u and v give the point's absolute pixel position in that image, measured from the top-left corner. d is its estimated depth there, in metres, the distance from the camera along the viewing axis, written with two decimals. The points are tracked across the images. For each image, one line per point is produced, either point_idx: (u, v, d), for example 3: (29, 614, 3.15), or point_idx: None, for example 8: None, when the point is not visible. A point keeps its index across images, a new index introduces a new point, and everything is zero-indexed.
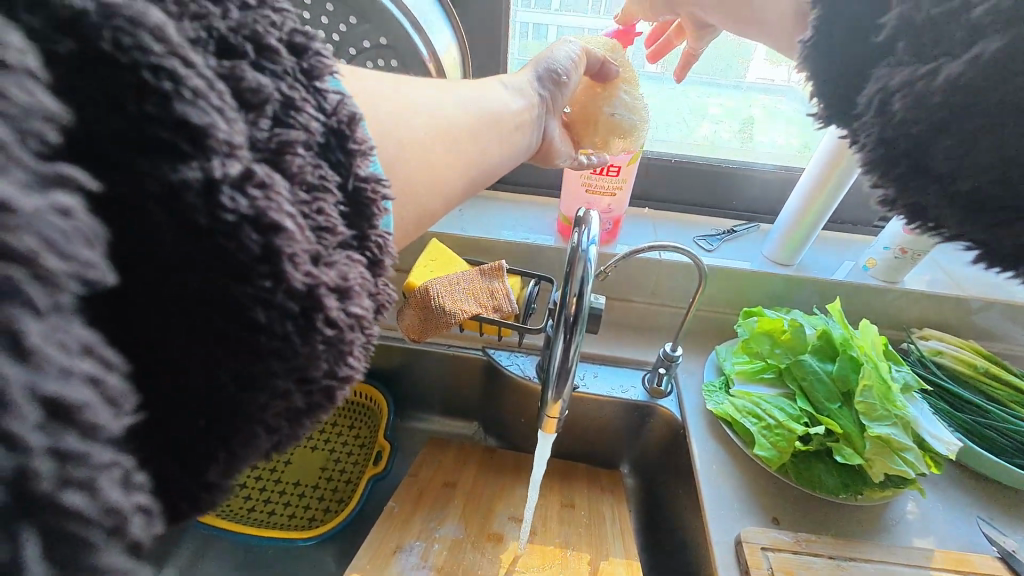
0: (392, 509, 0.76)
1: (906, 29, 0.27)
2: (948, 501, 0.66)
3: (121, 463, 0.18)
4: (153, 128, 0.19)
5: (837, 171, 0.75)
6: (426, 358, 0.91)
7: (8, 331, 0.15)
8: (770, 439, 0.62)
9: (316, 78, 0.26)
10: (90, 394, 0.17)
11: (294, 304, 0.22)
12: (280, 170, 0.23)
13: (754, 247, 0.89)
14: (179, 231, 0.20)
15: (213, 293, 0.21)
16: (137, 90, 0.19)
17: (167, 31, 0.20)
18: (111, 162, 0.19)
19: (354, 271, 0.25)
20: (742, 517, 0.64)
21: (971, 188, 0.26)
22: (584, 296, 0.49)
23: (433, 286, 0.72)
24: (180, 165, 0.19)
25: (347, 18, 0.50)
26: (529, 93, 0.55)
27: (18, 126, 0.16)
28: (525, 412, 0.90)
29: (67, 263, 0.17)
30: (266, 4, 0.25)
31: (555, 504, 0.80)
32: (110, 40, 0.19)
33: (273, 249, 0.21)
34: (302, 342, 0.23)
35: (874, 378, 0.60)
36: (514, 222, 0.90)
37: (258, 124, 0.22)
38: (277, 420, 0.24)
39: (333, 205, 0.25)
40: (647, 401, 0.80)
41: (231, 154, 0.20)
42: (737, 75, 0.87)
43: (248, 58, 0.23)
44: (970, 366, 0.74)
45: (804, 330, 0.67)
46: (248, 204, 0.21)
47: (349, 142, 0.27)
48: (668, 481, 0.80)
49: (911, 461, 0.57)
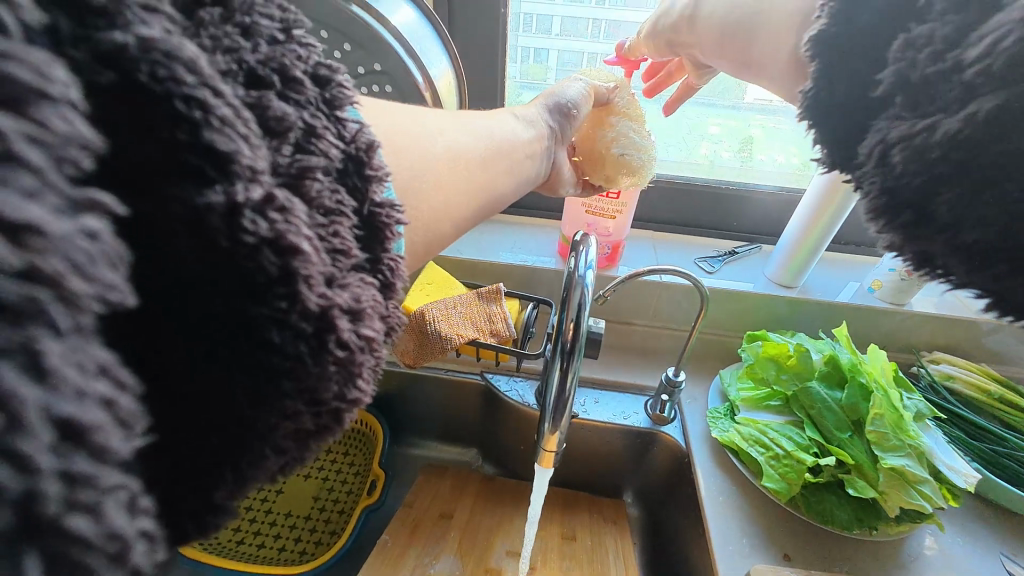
0: (385, 543, 0.74)
1: (902, 85, 0.27)
2: (968, 536, 0.63)
3: (129, 486, 0.16)
4: (184, 154, 0.18)
5: (837, 199, 0.75)
6: (424, 383, 0.89)
7: (27, 350, 0.14)
8: (778, 470, 0.60)
9: (336, 108, 0.25)
10: (105, 415, 0.16)
11: (307, 325, 0.21)
12: (300, 194, 0.22)
13: (756, 268, 0.87)
14: (201, 253, 0.19)
15: (230, 311, 0.20)
16: (172, 120, 0.18)
17: (201, 62, 0.19)
18: (138, 188, 0.18)
19: (367, 293, 0.24)
20: (752, 553, 0.61)
21: (976, 239, 0.25)
22: (580, 322, 0.48)
23: (430, 311, 0.71)
24: (205, 190, 0.18)
25: (342, 45, 0.50)
26: (540, 124, 0.55)
27: (56, 153, 0.15)
28: (524, 439, 0.87)
29: (91, 284, 0.15)
30: (293, 38, 0.24)
31: (555, 537, 0.77)
32: (148, 72, 0.17)
33: (290, 270, 0.20)
34: (313, 362, 0.21)
35: (886, 406, 0.58)
36: (513, 244, 0.89)
37: (281, 150, 0.22)
38: (287, 440, 0.23)
39: (349, 228, 0.24)
40: (649, 427, 0.78)
41: (256, 180, 0.19)
42: (735, 96, 0.86)
43: (275, 89, 0.22)
44: (983, 392, 0.72)
45: (810, 355, 0.65)
46: (268, 228, 0.19)
47: (366, 168, 0.26)
48: (673, 511, 0.77)
49: (927, 495, 0.54)
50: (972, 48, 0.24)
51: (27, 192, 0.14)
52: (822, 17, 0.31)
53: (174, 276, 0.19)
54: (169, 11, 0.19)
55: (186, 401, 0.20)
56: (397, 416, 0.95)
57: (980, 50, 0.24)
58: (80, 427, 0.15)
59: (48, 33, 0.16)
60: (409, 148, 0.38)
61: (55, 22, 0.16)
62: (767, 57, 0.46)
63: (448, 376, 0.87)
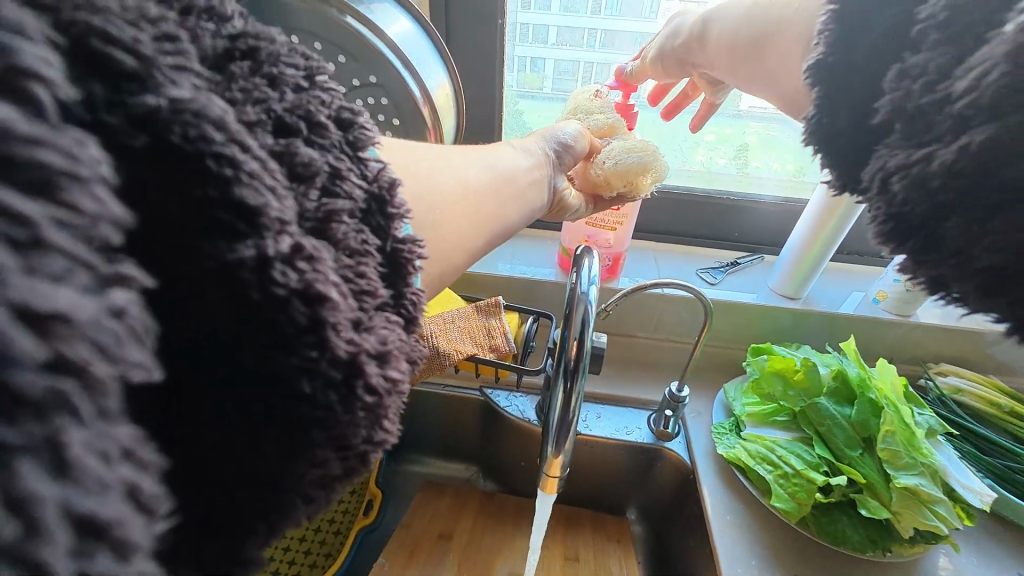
0: (382, 565, 0.71)
1: (900, 113, 0.26)
2: (985, 556, 0.61)
3: (149, 574, 0.15)
4: (213, 211, 0.18)
5: (835, 214, 0.74)
6: (422, 398, 0.87)
7: (51, 443, 0.13)
8: (787, 489, 0.58)
9: (360, 149, 0.24)
10: (125, 508, 0.14)
11: (336, 372, 0.20)
12: (326, 239, 0.21)
13: (760, 279, 0.86)
14: (232, 308, 0.18)
15: (261, 365, 0.19)
16: (199, 176, 0.17)
17: (229, 118, 0.19)
18: (166, 246, 0.17)
19: (394, 334, 0.22)
20: (761, 574, 0.59)
21: (993, 265, 0.23)
22: (585, 340, 0.46)
23: (427, 327, 0.69)
24: (236, 243, 0.18)
25: (336, 57, 0.49)
26: (539, 152, 0.54)
27: (85, 234, 0.14)
28: (526, 456, 0.85)
29: (114, 365, 0.15)
30: (316, 84, 0.23)
31: (558, 559, 0.75)
32: (181, 134, 0.17)
33: (319, 319, 0.19)
34: (344, 410, 0.20)
35: (897, 422, 0.56)
36: (511, 256, 0.87)
37: (308, 194, 0.21)
38: (314, 487, 0.21)
39: (375, 267, 0.23)
40: (653, 443, 0.76)
41: (285, 232, 0.19)
42: (732, 104, 0.85)
43: (302, 135, 0.22)
44: (992, 405, 0.70)
45: (818, 370, 0.63)
46: (298, 278, 0.19)
47: (389, 207, 0.24)
48: (678, 529, 0.75)
49: (943, 515, 0.53)
50: (959, 80, 0.23)
51: (55, 277, 0.14)
52: (819, 45, 0.31)
53: (208, 331, 0.18)
54: (197, 68, 0.19)
55: (220, 462, 0.19)
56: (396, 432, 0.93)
57: (968, 82, 0.23)
58: (99, 525, 0.14)
59: (85, 104, 0.16)
60: (421, 188, 0.37)
61: (91, 92, 0.16)
62: (782, 71, 0.45)
63: (446, 393, 0.85)
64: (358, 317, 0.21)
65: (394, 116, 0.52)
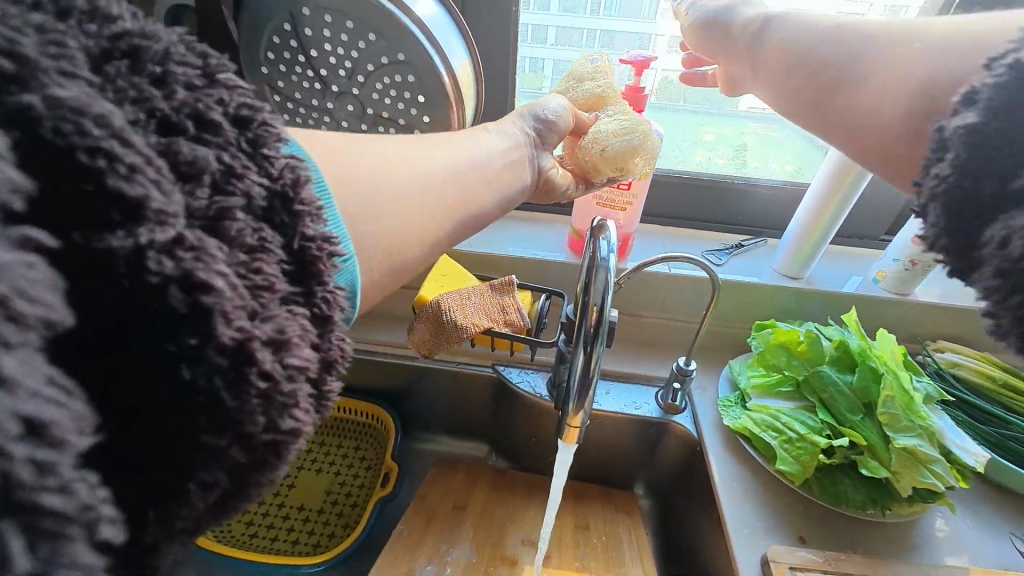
0: (400, 532, 0.72)
1: (1000, 90, 0.32)
2: (980, 518, 0.64)
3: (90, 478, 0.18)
4: (100, 204, 0.20)
5: (846, 180, 0.76)
6: (436, 376, 0.90)
7: None
8: (791, 453, 0.61)
9: (261, 147, 0.26)
10: (59, 415, 0.17)
11: (223, 359, 0.22)
12: (218, 235, 0.23)
13: (764, 261, 0.89)
14: (114, 294, 0.20)
15: (150, 345, 0.21)
16: (85, 172, 0.19)
17: (115, 118, 0.20)
18: (67, 229, 0.19)
19: (294, 323, 0.25)
20: (767, 534, 0.62)
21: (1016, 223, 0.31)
22: (604, 307, 0.49)
23: (445, 301, 0.71)
24: (108, 234, 0.20)
25: (366, 36, 0.52)
26: (515, 133, 0.57)
27: None
28: (537, 432, 0.88)
29: (33, 307, 0.17)
30: (216, 83, 0.26)
31: (570, 527, 0.77)
32: (51, 128, 0.19)
33: (202, 306, 0.21)
34: (233, 397, 0.23)
35: (896, 388, 0.59)
36: (522, 238, 0.90)
37: (195, 194, 0.23)
38: (214, 474, 0.23)
39: (273, 263, 0.25)
40: (661, 417, 0.79)
41: (166, 224, 0.21)
42: (731, 105, 0.90)
43: (189, 135, 0.24)
44: (988, 378, 0.73)
45: (821, 341, 0.66)
46: (175, 267, 0.21)
47: (294, 204, 0.27)
48: (686, 499, 0.78)
49: (939, 474, 0.56)
50: None
51: None
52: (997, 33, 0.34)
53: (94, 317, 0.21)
54: (87, 75, 0.21)
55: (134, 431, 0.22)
56: (409, 410, 0.95)
57: None
58: (42, 425, 0.16)
59: None
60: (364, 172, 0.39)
61: None
62: (861, 130, 0.47)
63: (459, 370, 0.88)
64: (249, 307, 0.23)
65: (419, 92, 0.55)
